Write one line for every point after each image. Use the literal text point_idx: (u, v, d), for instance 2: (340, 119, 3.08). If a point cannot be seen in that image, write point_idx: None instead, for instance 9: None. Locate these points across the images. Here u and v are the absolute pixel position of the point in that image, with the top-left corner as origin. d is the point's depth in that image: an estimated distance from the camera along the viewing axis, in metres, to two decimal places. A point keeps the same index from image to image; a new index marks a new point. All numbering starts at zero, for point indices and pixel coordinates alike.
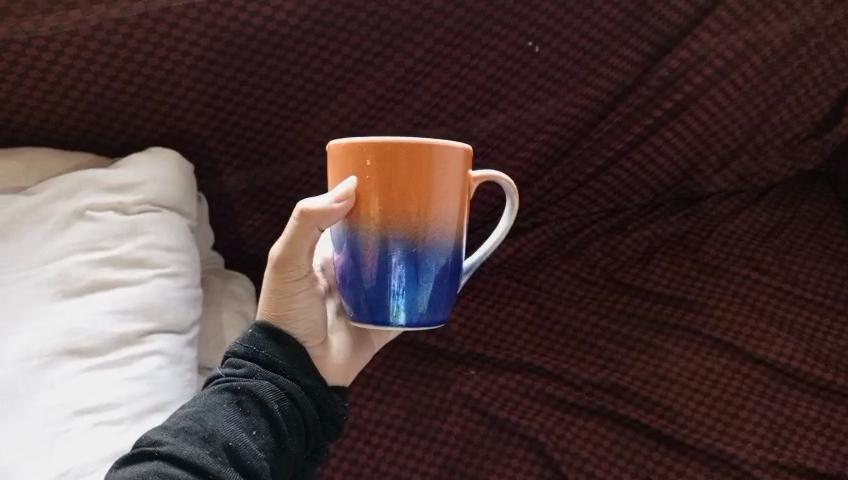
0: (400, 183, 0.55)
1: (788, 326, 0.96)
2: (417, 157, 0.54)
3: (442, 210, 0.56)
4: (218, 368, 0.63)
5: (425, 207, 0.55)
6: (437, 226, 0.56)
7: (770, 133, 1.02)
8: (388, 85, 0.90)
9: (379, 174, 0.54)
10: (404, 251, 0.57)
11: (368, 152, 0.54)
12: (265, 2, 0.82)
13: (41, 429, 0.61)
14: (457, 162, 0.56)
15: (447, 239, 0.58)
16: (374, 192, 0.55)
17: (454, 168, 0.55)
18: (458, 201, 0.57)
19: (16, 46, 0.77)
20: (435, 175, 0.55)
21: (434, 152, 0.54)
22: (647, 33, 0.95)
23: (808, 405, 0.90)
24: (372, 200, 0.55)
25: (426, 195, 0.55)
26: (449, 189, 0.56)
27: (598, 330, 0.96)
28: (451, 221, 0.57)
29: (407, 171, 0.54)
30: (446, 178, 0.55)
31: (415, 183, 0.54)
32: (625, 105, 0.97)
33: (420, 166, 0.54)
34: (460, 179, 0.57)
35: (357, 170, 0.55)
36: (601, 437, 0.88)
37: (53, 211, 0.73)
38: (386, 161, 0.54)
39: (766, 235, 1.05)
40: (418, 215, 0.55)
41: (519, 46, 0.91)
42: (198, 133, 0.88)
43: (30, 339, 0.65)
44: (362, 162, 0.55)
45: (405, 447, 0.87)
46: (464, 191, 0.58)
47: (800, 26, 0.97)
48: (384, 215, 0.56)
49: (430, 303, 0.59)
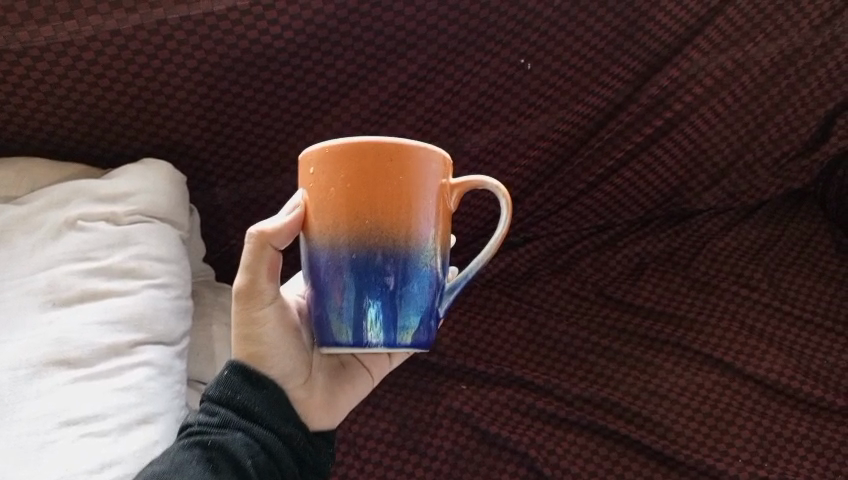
0: (346, 187, 0.52)
1: (778, 342, 0.96)
2: (359, 155, 0.51)
3: (409, 214, 0.53)
4: (189, 417, 0.60)
5: (376, 212, 0.52)
6: (391, 234, 0.53)
7: (759, 151, 1.04)
8: (383, 99, 0.90)
9: (336, 179, 0.52)
10: (359, 264, 0.54)
11: (324, 158, 0.52)
12: (261, 16, 0.83)
13: (28, 439, 0.61)
14: (413, 161, 0.52)
15: (409, 249, 0.54)
16: (323, 201, 0.53)
17: (414, 167, 0.52)
18: (419, 208, 0.53)
19: (10, 55, 0.78)
20: (384, 174, 0.51)
21: (378, 149, 0.51)
22: (639, 51, 0.96)
23: (797, 421, 0.89)
24: (322, 208, 0.54)
25: (389, 200, 0.52)
26: (406, 191, 0.52)
27: (589, 346, 0.96)
28: (412, 229, 0.53)
29: (350, 171, 0.52)
30: (399, 180, 0.52)
31: (362, 186, 0.52)
32: (616, 122, 0.98)
33: (365, 166, 0.51)
34: (420, 181, 0.53)
35: (308, 177, 0.54)
36: (592, 452, 0.87)
37: (45, 221, 0.73)
38: (330, 164, 0.52)
39: (756, 251, 1.06)
40: (369, 223, 0.53)
41: (512, 63, 0.92)
42: (191, 146, 0.89)
43: (20, 347, 0.65)
44: (320, 169, 0.53)
45: (395, 460, 0.85)
46: (431, 196, 0.54)
47: (788, 46, 0.99)
48: (335, 224, 0.53)
49: (394, 326, 0.55)
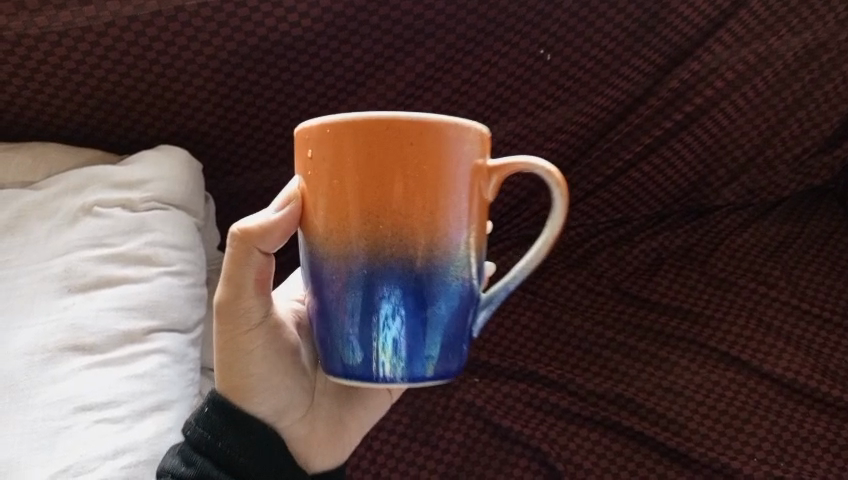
0: (355, 176, 0.46)
1: (797, 341, 0.94)
2: (370, 138, 0.45)
3: (433, 212, 0.47)
4: (164, 465, 0.56)
5: (393, 207, 0.47)
6: (413, 233, 0.47)
7: (780, 147, 1.03)
8: (400, 89, 0.90)
9: (346, 165, 0.46)
10: (373, 269, 0.48)
11: (332, 139, 0.46)
12: (279, 3, 0.83)
13: (43, 424, 0.61)
14: (438, 142, 0.46)
15: (432, 252, 0.48)
16: (327, 193, 0.48)
17: (439, 151, 0.46)
18: (446, 200, 0.47)
19: (27, 40, 0.78)
20: (402, 161, 0.46)
21: (394, 129, 0.45)
22: (659, 43, 0.95)
23: (814, 421, 0.87)
24: (326, 202, 0.48)
25: (410, 193, 0.46)
26: (429, 181, 0.46)
27: (605, 341, 0.95)
28: (437, 228, 0.48)
29: (360, 157, 0.46)
30: (420, 166, 0.46)
31: (375, 177, 0.46)
32: (636, 115, 0.97)
33: (379, 152, 0.46)
34: (447, 167, 0.47)
35: (307, 163, 0.49)
36: (605, 448, 0.85)
37: (61, 207, 0.74)
38: (334, 149, 0.47)
39: (774, 249, 1.04)
40: (388, 223, 0.47)
41: (531, 54, 0.92)
42: (206, 133, 0.88)
43: (35, 333, 0.65)
44: (327, 152, 0.47)
45: (404, 451, 0.85)
46: (460, 186, 0.48)
47: (812, 40, 0.98)
48: (344, 221, 0.48)
49: (416, 343, 0.50)
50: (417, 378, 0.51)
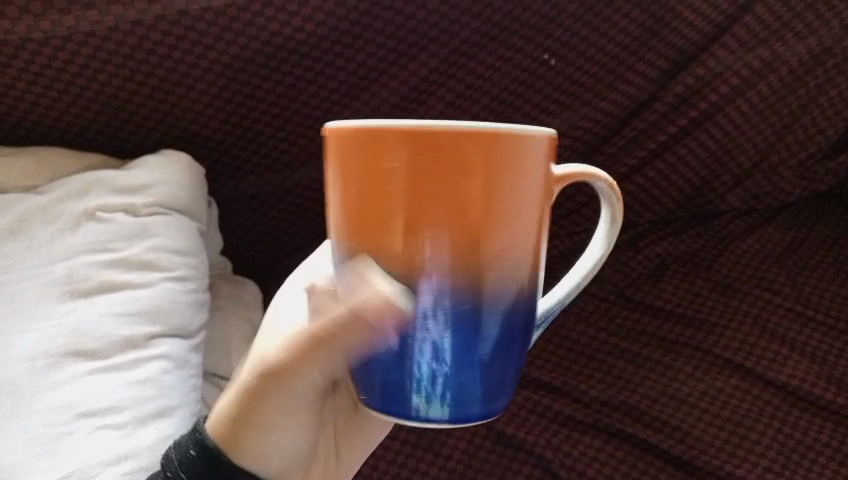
0: (406, 192, 0.43)
1: (801, 347, 0.93)
2: (426, 150, 0.41)
3: (498, 232, 0.44)
4: None
5: (448, 228, 0.43)
6: (470, 256, 0.44)
7: (784, 153, 1.03)
8: (403, 94, 0.89)
9: (405, 180, 0.42)
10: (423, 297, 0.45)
11: (389, 149, 0.42)
12: (282, 7, 0.82)
13: (44, 430, 0.60)
14: (504, 156, 0.42)
15: (496, 274, 0.45)
16: (371, 208, 0.44)
17: (510, 167, 0.43)
18: (506, 218, 0.44)
19: (32, 44, 0.78)
20: (470, 178, 0.42)
21: (456, 141, 0.41)
22: (665, 49, 0.94)
23: (819, 429, 0.86)
24: (370, 218, 0.44)
25: (477, 213, 0.43)
26: (496, 200, 0.43)
27: (609, 347, 0.94)
28: (497, 248, 0.45)
29: (419, 172, 0.42)
30: (482, 182, 0.42)
31: (430, 194, 0.42)
32: (640, 121, 0.97)
33: (436, 166, 0.42)
34: (514, 183, 0.43)
35: (350, 172, 0.44)
36: (609, 455, 0.85)
37: (63, 211, 0.73)
38: (381, 161, 0.42)
39: (780, 255, 1.03)
40: (451, 245, 0.44)
41: (535, 58, 0.92)
42: (210, 138, 0.88)
43: (37, 337, 0.64)
44: (381, 162, 0.42)
45: (407, 459, 0.84)
46: (527, 202, 0.44)
47: (817, 46, 0.97)
48: (391, 242, 0.44)
49: (466, 373, 0.48)
50: (462, 408, 0.49)
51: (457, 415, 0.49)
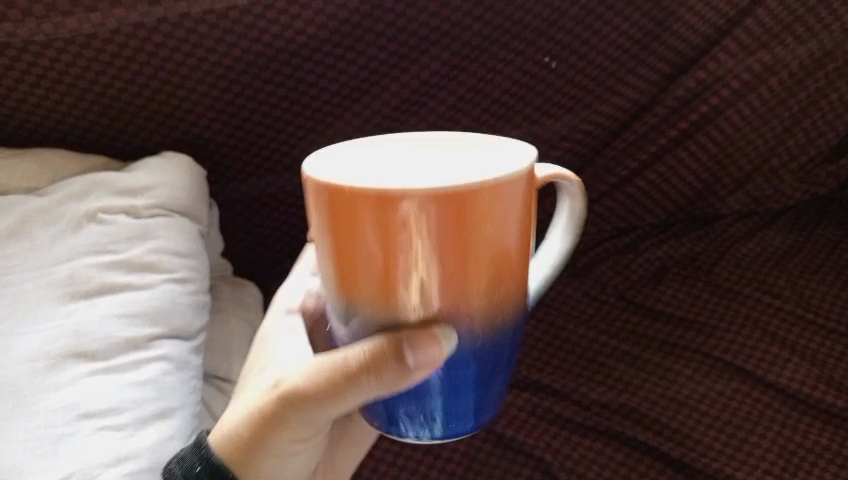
0: (396, 245, 0.44)
1: (801, 350, 0.91)
2: (413, 210, 0.42)
3: (487, 271, 0.46)
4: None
5: (442, 276, 0.45)
6: (460, 293, 0.46)
7: (785, 156, 1.03)
8: (405, 97, 0.91)
9: (393, 234, 0.43)
10: (428, 341, 0.46)
11: (377, 208, 0.42)
12: (272, 5, 0.81)
13: (45, 430, 0.61)
14: (490, 204, 0.43)
15: (485, 305, 0.47)
16: (362, 260, 0.45)
17: (496, 212, 0.43)
18: (497, 255, 0.46)
19: (34, 46, 0.78)
20: (458, 229, 0.43)
21: (444, 198, 0.42)
22: (666, 52, 0.95)
23: (820, 432, 0.84)
24: (364, 270, 0.45)
25: (466, 258, 0.44)
26: (484, 243, 0.44)
27: (609, 350, 0.94)
28: (487, 284, 0.46)
29: (407, 229, 0.43)
30: (471, 230, 0.43)
31: (420, 248, 0.43)
32: (641, 124, 0.97)
33: (422, 224, 0.42)
34: (500, 225, 0.44)
35: (336, 222, 0.45)
36: (609, 458, 0.84)
37: (64, 212, 0.74)
38: (367, 221, 0.43)
39: (781, 258, 1.02)
40: (442, 288, 0.46)
41: (536, 61, 0.92)
42: (212, 140, 0.89)
43: (38, 339, 0.65)
44: (369, 218, 0.43)
45: (408, 462, 0.84)
46: (510, 238, 0.46)
47: (818, 50, 0.96)
48: (386, 289, 0.46)
49: (459, 390, 0.51)
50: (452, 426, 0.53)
51: (447, 431, 0.53)
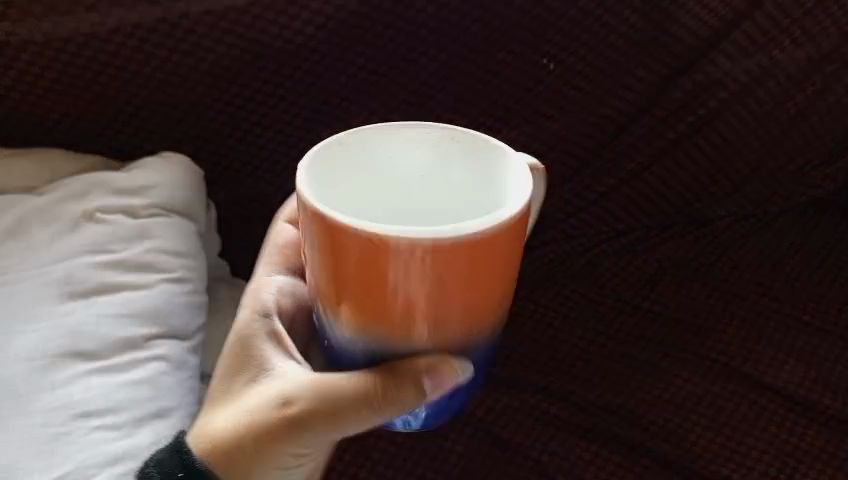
0: (420, 283, 0.51)
1: (798, 353, 0.91)
2: (440, 255, 0.50)
3: (490, 299, 0.54)
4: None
5: (455, 306, 0.53)
6: (468, 320, 0.54)
7: (782, 159, 1.01)
8: (403, 97, 0.91)
9: (419, 274, 0.51)
10: (440, 365, 0.55)
11: (408, 254, 0.50)
12: (270, 6, 0.82)
13: (41, 430, 0.61)
14: (500, 247, 0.51)
15: (486, 327, 0.56)
16: (378, 296, 0.53)
17: (503, 252, 0.52)
18: (497, 286, 0.54)
19: (33, 45, 0.79)
20: (474, 269, 0.51)
21: (468, 245, 0.50)
22: (664, 54, 0.94)
23: (814, 435, 0.85)
24: (386, 302, 0.53)
25: (476, 291, 0.53)
26: (491, 278, 0.53)
27: (603, 350, 0.93)
28: (488, 310, 0.55)
29: (432, 270, 0.50)
30: (483, 269, 0.52)
31: (433, 287, 0.51)
32: (639, 125, 0.97)
33: (436, 268, 0.50)
34: (503, 263, 0.53)
35: (364, 263, 0.51)
36: (605, 460, 0.85)
37: (62, 211, 0.74)
38: (386, 266, 0.51)
39: (776, 261, 0.99)
40: (455, 316, 0.54)
41: (534, 63, 0.93)
42: (210, 140, 0.89)
43: (35, 338, 0.65)
44: (399, 261, 0.50)
45: (406, 464, 0.84)
46: (508, 272, 0.54)
47: (815, 52, 0.94)
48: (401, 319, 0.54)
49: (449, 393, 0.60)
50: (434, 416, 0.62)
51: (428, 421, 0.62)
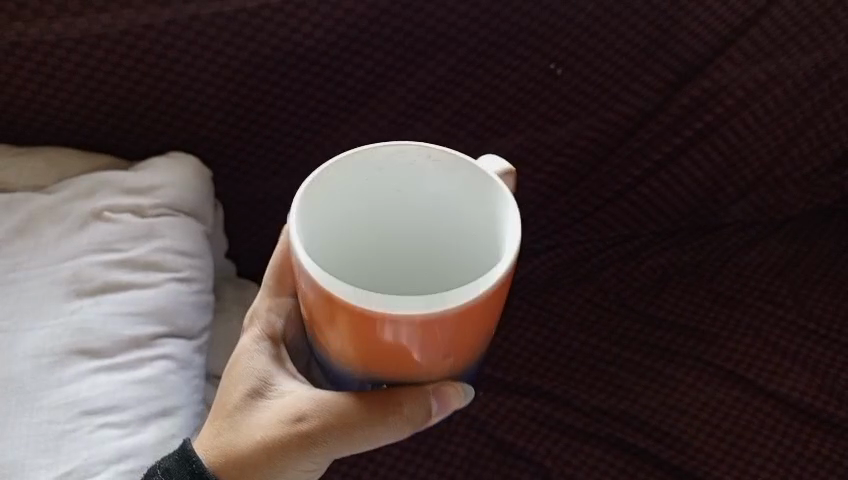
0: (418, 341, 0.52)
1: (804, 361, 0.91)
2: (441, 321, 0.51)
3: (480, 339, 0.56)
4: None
5: (450, 351, 0.55)
6: (458, 358, 0.56)
7: (790, 165, 1.00)
8: (410, 101, 0.92)
9: (419, 335, 0.52)
10: (441, 397, 0.58)
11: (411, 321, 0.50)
12: (279, 9, 0.82)
13: (48, 427, 0.62)
14: (494, 300, 0.53)
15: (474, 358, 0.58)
16: (382, 348, 0.53)
17: (496, 300, 0.53)
18: (488, 326, 0.56)
19: (44, 46, 0.79)
20: (469, 323, 0.53)
21: (466, 310, 0.51)
22: (671, 60, 0.94)
23: (818, 443, 0.86)
24: (384, 351, 0.54)
25: (468, 337, 0.54)
26: (482, 323, 0.54)
27: (612, 356, 0.93)
28: (477, 345, 0.57)
29: (431, 332, 0.52)
30: (477, 321, 0.53)
31: (432, 342, 0.52)
32: (646, 131, 0.96)
33: (437, 330, 0.51)
34: (495, 308, 0.54)
35: (366, 322, 0.51)
36: (607, 464, 0.85)
37: (71, 209, 0.75)
38: (387, 328, 0.51)
39: (782, 269, 0.99)
40: (448, 358, 0.55)
41: (542, 68, 0.93)
42: (221, 140, 0.90)
43: (43, 336, 0.66)
44: (401, 325, 0.51)
45: (409, 467, 0.84)
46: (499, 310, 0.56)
47: (823, 60, 0.94)
48: (399, 364, 0.55)
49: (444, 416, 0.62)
50: None
51: None
